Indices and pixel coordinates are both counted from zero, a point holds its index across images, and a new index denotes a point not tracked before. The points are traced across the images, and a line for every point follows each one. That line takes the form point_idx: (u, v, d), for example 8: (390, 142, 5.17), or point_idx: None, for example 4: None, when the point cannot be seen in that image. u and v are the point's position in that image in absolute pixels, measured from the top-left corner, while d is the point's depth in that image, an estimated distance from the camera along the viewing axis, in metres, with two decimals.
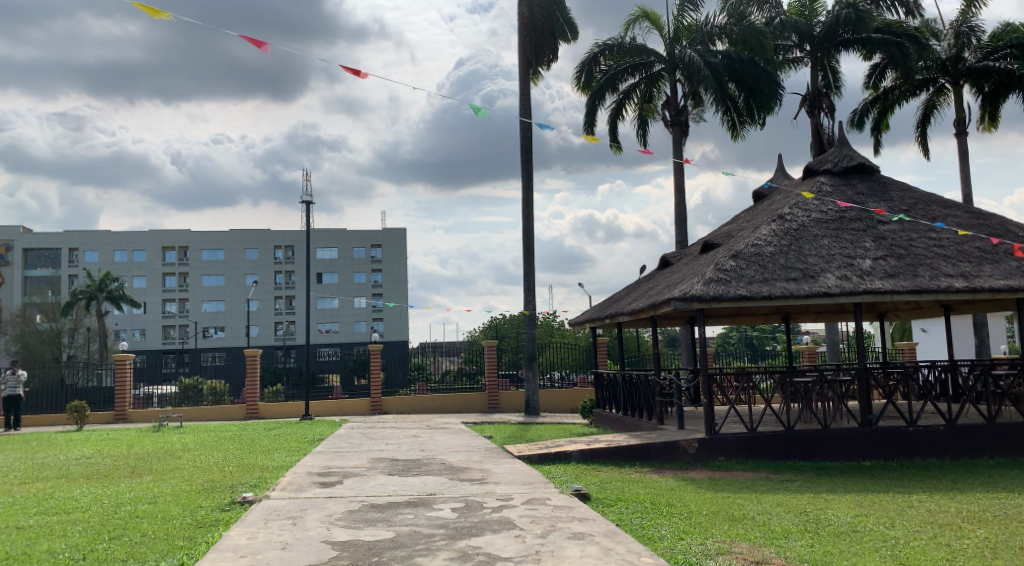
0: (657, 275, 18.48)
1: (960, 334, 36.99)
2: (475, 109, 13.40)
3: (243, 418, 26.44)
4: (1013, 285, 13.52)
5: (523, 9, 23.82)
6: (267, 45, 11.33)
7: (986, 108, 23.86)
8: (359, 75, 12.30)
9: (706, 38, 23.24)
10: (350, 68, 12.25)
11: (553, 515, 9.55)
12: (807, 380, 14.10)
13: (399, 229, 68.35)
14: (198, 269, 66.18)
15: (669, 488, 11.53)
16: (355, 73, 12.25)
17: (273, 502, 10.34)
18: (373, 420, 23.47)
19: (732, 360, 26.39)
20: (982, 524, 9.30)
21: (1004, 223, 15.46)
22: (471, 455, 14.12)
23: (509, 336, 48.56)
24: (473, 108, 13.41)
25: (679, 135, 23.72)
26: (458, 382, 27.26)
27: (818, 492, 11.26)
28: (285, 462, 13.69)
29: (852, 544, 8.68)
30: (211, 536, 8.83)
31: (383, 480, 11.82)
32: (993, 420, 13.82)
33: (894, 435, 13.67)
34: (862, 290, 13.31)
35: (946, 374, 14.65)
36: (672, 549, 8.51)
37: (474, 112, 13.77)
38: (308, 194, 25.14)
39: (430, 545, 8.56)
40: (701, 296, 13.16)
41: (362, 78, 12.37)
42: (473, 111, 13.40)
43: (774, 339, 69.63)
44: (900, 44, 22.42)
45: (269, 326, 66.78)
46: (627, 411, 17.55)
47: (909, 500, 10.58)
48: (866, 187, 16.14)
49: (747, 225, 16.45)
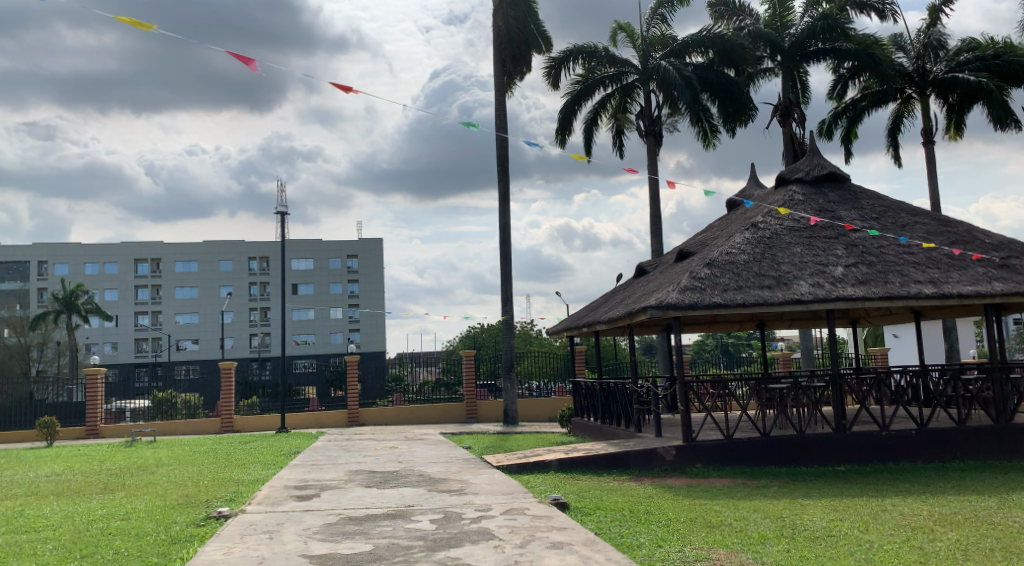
0: (633, 284, 18.61)
1: (931, 339, 37.58)
2: (470, 125, 12.97)
3: (218, 431, 26.30)
4: (979, 291, 13.71)
5: (499, 20, 23.89)
6: (255, 62, 10.96)
7: (952, 117, 24.18)
8: (347, 90, 12.05)
9: (679, 50, 23.53)
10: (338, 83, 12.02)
11: (533, 524, 9.59)
12: (782, 386, 14.30)
13: (375, 239, 68.25)
14: (172, 281, 65.73)
15: (648, 496, 11.55)
16: (344, 89, 12.03)
17: (249, 516, 10.31)
18: (350, 432, 23.40)
19: (709, 366, 26.52)
20: (954, 526, 9.44)
21: (971, 229, 15.67)
22: (450, 465, 14.17)
23: (487, 345, 48.52)
24: (469, 125, 13.00)
25: (654, 145, 23.90)
26: (437, 393, 27.25)
27: (794, 497, 11.39)
28: (261, 475, 13.63)
29: (827, 548, 8.79)
30: (187, 552, 8.79)
31: (361, 493, 11.79)
32: (963, 423, 14.01)
33: (868, 439, 13.83)
34: (834, 296, 13.48)
35: (917, 380, 14.81)
36: (651, 556, 8.56)
37: (466, 128, 12.97)
38: (283, 205, 25.36)
39: (409, 556, 8.56)
40: (677, 303, 13.27)
41: (350, 92, 12.13)
42: (467, 126, 13.04)
43: (748, 345, 70.41)
44: (871, 53, 22.77)
45: (243, 338, 66.27)
46: (605, 419, 17.62)
47: (882, 503, 10.72)
48: (837, 196, 16.36)
49: (720, 234, 16.60)
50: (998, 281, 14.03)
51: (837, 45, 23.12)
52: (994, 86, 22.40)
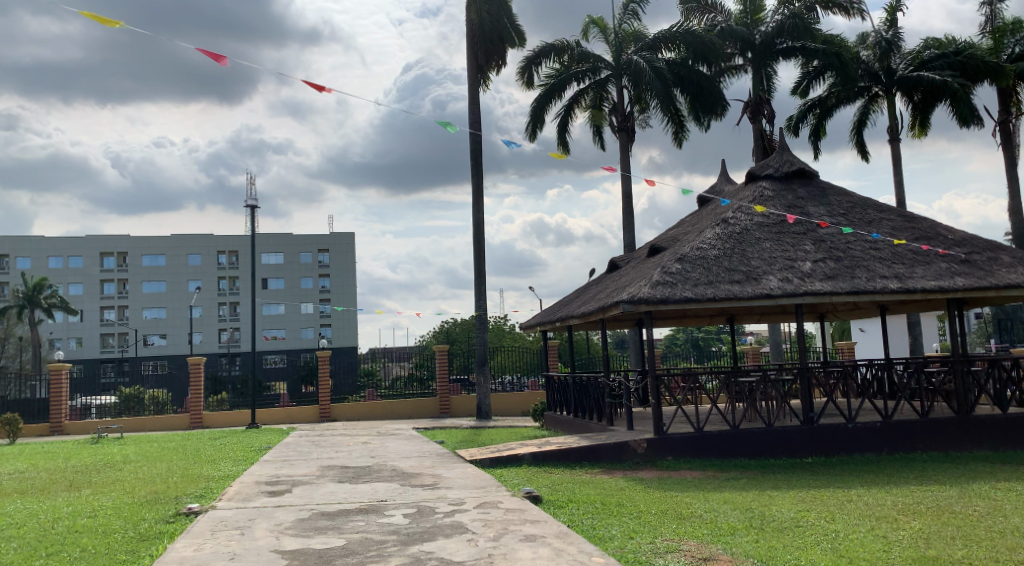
0: (606, 278, 18.78)
1: (896, 333, 38.26)
2: (447, 124, 13.20)
3: (186, 427, 26.14)
4: (942, 285, 14.00)
5: (472, 15, 23.93)
6: (224, 59, 10.94)
7: (916, 116, 24.52)
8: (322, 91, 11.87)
9: (652, 46, 23.66)
10: (312, 83, 11.85)
11: (505, 518, 9.69)
12: (751, 379, 14.51)
13: (347, 234, 68.06)
14: (139, 276, 64.99)
15: (619, 488, 11.71)
16: (318, 89, 11.88)
17: (219, 512, 10.31)
18: (322, 428, 23.35)
19: (679, 360, 26.80)
20: (917, 515, 9.66)
21: (934, 226, 15.97)
22: (422, 460, 14.23)
23: (459, 340, 48.55)
24: (444, 124, 13.19)
25: (626, 141, 24.05)
26: (409, 388, 27.21)
27: (763, 489, 11.59)
28: (231, 471, 13.60)
29: (794, 538, 8.96)
30: (156, 549, 8.80)
31: (333, 488, 11.83)
32: (925, 415, 14.30)
33: (834, 431, 14.08)
34: (803, 291, 13.68)
35: (882, 373, 15.09)
36: (622, 548, 8.71)
37: (443, 128, 13.21)
38: (252, 200, 25.22)
39: (382, 551, 8.63)
40: (649, 298, 13.41)
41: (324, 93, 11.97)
42: (444, 125, 13.20)
43: (719, 339, 71.10)
44: (839, 53, 23.06)
45: (212, 333, 65.76)
46: (577, 413, 17.77)
47: (849, 494, 10.94)
48: (806, 192, 16.61)
49: (692, 229, 16.80)
50: (960, 276, 14.33)
51: (804, 44, 23.46)
52: (959, 85, 22.84)
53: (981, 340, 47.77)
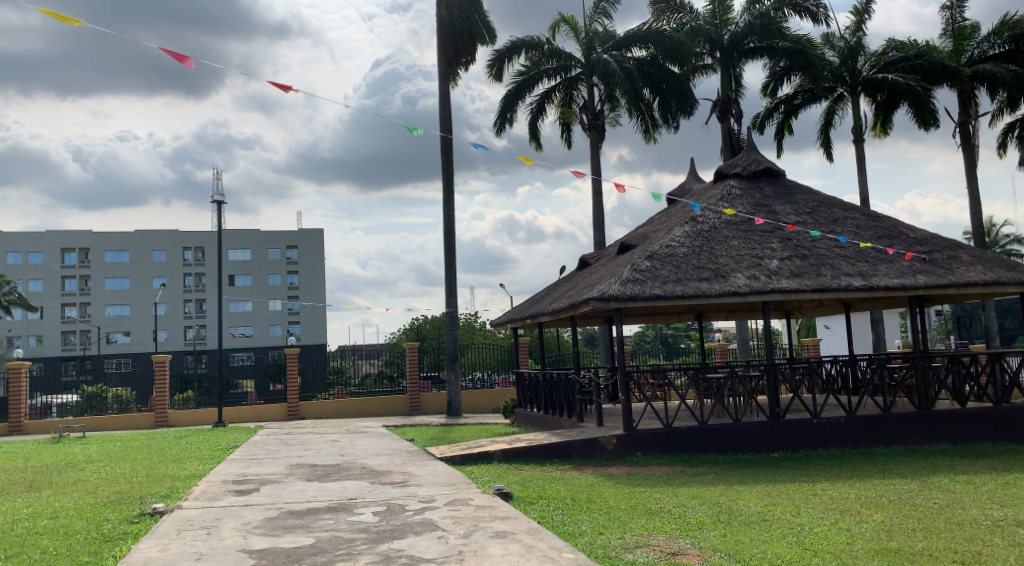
0: (577, 276, 18.90)
1: (860, 329, 38.89)
2: (414, 132, 12.60)
3: (151, 426, 25.91)
4: (905, 283, 14.26)
5: (443, 11, 23.93)
6: (188, 58, 10.81)
7: (879, 116, 24.90)
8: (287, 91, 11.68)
9: (622, 45, 23.81)
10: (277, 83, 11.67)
11: (475, 515, 9.76)
12: (719, 376, 14.68)
13: (315, 230, 67.66)
14: (101, 272, 64.14)
15: (589, 484, 11.83)
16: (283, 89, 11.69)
17: (185, 512, 10.27)
18: (290, 426, 23.26)
19: (648, 357, 27.01)
20: (878, 508, 9.88)
21: (897, 225, 16.27)
22: (392, 458, 14.25)
23: (430, 337, 48.53)
24: (412, 130, 12.58)
25: (596, 139, 24.20)
26: (378, 385, 27.21)
27: (730, 483, 11.77)
28: (197, 471, 13.53)
29: (761, 532, 9.12)
30: (119, 550, 8.76)
31: (302, 486, 11.82)
32: (888, 411, 14.56)
33: (799, 426, 14.30)
34: (769, 289, 13.87)
35: (846, 369, 15.35)
36: (592, 543, 8.81)
37: (410, 133, 12.61)
38: (218, 196, 25.03)
39: (351, 549, 8.66)
40: (619, 295, 13.52)
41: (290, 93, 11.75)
42: (412, 133, 12.60)
43: (688, 335, 71.76)
44: (805, 52, 23.35)
45: (177, 330, 65.08)
46: (548, 410, 17.88)
47: (814, 488, 11.16)
48: (773, 191, 16.85)
49: (661, 227, 16.97)
50: (921, 274, 14.60)
51: (771, 43, 23.75)
52: (920, 88, 23.23)
53: (940, 336, 48.74)
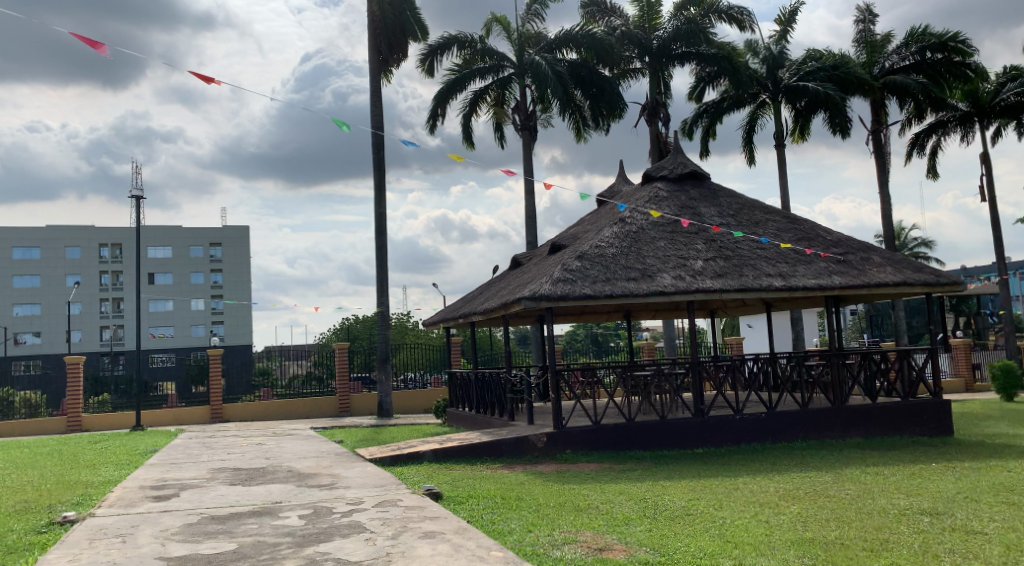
0: (509, 276, 19.04)
1: (781, 328, 40.01)
2: (342, 126, 12.14)
3: (64, 430, 25.18)
4: (822, 284, 14.77)
5: (375, 7, 23.81)
6: (104, 46, 10.26)
7: (799, 123, 25.67)
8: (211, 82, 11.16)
9: (553, 47, 24.06)
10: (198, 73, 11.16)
11: (404, 515, 9.81)
12: (646, 373, 14.98)
13: (241, 227, 66.51)
14: (9, 270, 61.90)
15: (519, 482, 11.97)
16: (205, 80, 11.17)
17: (99, 520, 10.07)
18: (213, 429, 22.87)
19: (579, 356, 27.34)
20: (795, 500, 10.25)
21: (815, 227, 16.83)
22: (319, 460, 14.18)
23: (359, 336, 48.21)
24: (341, 126, 12.15)
25: (528, 139, 24.41)
26: (307, 386, 26.95)
27: (654, 479, 12.05)
28: (111, 477, 13.24)
29: (685, 526, 9.39)
30: (26, 561, 8.55)
31: (225, 491, 11.69)
32: (806, 406, 15.05)
33: (723, 422, 14.69)
34: (694, 289, 14.22)
35: (767, 366, 15.82)
36: (521, 541, 8.95)
37: (339, 128, 12.14)
38: (136, 192, 24.43)
39: (275, 553, 8.63)
40: (549, 295, 13.70)
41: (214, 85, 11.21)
42: (341, 127, 12.14)
43: (616, 333, 72.83)
44: (730, 58, 23.94)
45: (93, 331, 63.28)
46: (479, 409, 17.98)
47: (733, 482, 11.51)
48: (698, 193, 17.26)
49: (591, 228, 17.23)
50: (838, 275, 15.14)
51: (697, 49, 24.27)
52: (837, 97, 24.03)
53: (856, 333, 50.49)
